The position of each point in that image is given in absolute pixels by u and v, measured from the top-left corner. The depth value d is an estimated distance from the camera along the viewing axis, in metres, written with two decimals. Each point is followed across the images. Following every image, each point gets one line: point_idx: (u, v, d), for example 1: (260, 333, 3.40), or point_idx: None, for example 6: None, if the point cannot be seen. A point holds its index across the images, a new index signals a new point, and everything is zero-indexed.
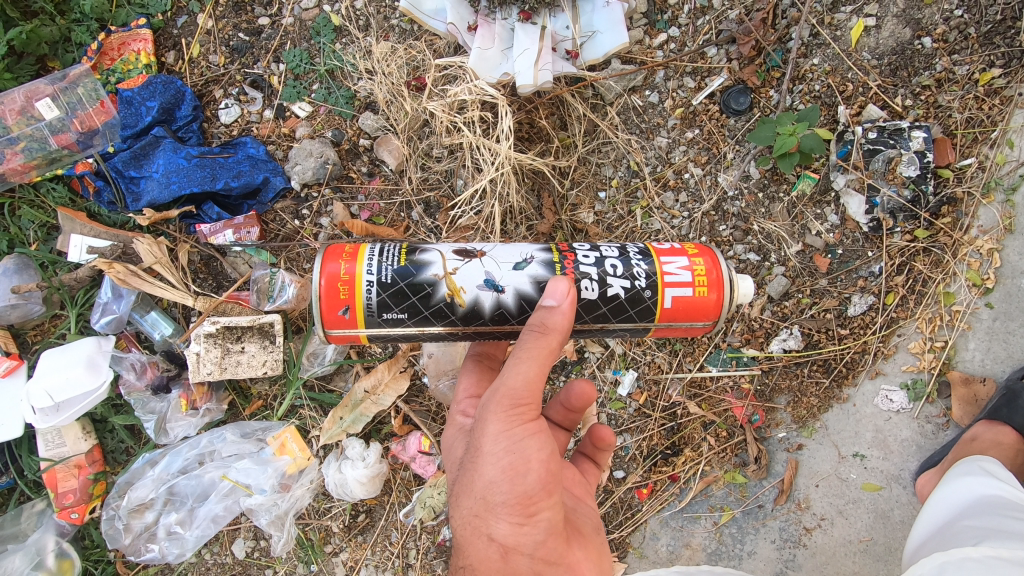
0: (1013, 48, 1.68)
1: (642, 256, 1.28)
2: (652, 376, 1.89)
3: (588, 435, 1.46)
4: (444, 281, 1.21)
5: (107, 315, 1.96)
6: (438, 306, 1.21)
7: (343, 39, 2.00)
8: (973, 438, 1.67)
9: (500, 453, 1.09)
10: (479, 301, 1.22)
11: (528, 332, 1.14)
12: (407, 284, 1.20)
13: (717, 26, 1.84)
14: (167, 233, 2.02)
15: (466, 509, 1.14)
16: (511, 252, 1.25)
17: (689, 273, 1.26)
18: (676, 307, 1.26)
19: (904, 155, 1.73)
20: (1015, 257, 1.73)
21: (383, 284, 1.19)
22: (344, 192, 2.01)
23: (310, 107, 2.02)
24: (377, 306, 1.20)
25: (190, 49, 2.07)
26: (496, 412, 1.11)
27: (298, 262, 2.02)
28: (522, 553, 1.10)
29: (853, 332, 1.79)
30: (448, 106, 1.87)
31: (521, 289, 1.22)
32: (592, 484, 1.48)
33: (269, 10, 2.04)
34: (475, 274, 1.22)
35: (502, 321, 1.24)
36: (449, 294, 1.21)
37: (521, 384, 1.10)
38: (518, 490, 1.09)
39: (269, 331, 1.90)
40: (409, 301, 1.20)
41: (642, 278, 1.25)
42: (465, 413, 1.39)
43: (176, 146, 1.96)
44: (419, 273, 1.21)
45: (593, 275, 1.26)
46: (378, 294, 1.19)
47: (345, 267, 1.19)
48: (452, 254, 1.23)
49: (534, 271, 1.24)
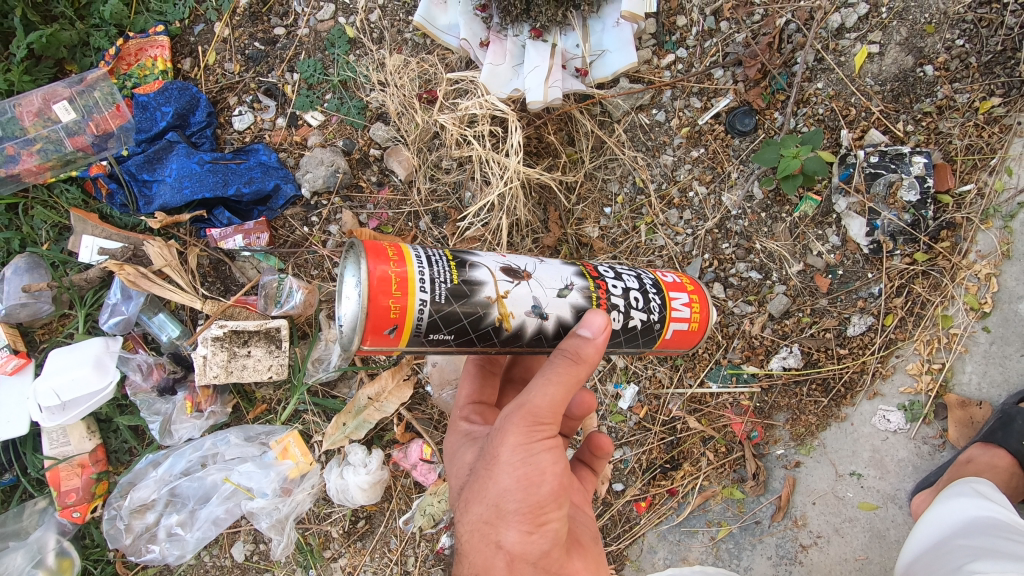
0: (1013, 77, 1.71)
1: (657, 289, 1.32)
2: (652, 391, 1.92)
3: (587, 442, 1.47)
4: (495, 305, 1.16)
5: (116, 315, 1.99)
6: (487, 329, 1.17)
7: (357, 51, 2.03)
8: (967, 459, 1.69)
9: (516, 464, 1.11)
10: (525, 327, 1.19)
11: (560, 356, 1.13)
12: (460, 305, 1.13)
13: (724, 48, 1.87)
14: (177, 237, 2.05)
15: (476, 515, 1.16)
16: (555, 277, 1.23)
17: (689, 309, 1.35)
18: (673, 339, 1.35)
19: (905, 180, 1.76)
20: (1013, 282, 1.74)
21: (436, 302, 1.12)
22: (353, 200, 2.04)
23: (322, 116, 2.05)
24: (424, 326, 1.12)
25: (206, 56, 2.11)
26: (517, 426, 1.12)
27: (305, 269, 2.04)
28: (527, 561, 1.12)
29: (852, 352, 1.82)
30: (458, 119, 1.90)
31: (564, 318, 1.22)
32: (590, 492, 1.50)
33: (285, 21, 2.08)
34: (525, 300, 1.18)
35: (539, 346, 1.23)
36: (499, 318, 1.17)
37: (547, 404, 1.11)
38: (530, 499, 1.11)
39: (276, 336, 1.93)
40: (459, 323, 1.14)
41: (657, 311, 1.31)
42: (469, 418, 1.41)
43: (189, 151, 2.00)
44: (471, 293, 1.15)
45: (620, 306, 1.27)
46: (430, 314, 1.11)
47: (396, 276, 1.08)
48: (502, 273, 1.19)
49: (574, 298, 1.23)
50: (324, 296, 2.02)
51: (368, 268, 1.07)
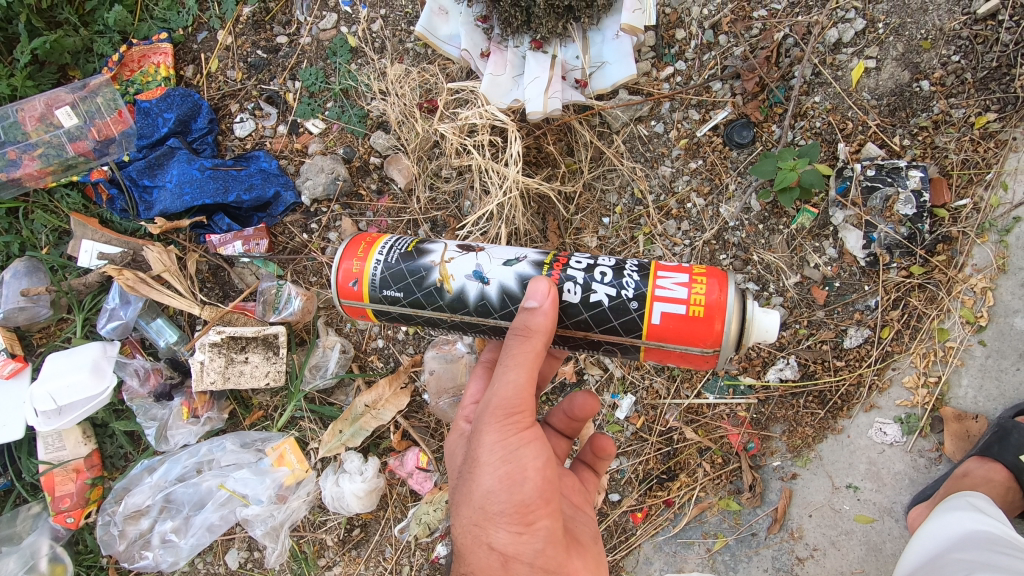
0: (1008, 93, 1.73)
1: (636, 269, 1.27)
2: (649, 401, 1.92)
3: (589, 444, 1.49)
4: (437, 267, 1.30)
5: (114, 320, 1.99)
6: (429, 289, 1.30)
7: (358, 60, 2.05)
8: (964, 473, 1.70)
9: (496, 463, 1.14)
10: (465, 290, 1.28)
11: (514, 336, 1.17)
12: (405, 266, 1.31)
13: (722, 62, 1.89)
14: (177, 242, 2.06)
15: (467, 519, 1.18)
16: (506, 251, 1.31)
17: (683, 290, 1.23)
18: (664, 323, 1.24)
19: (902, 194, 1.77)
20: (1009, 296, 1.74)
21: (386, 264, 1.32)
22: (353, 208, 2.05)
23: (323, 124, 2.06)
24: (378, 284, 1.31)
25: (209, 64, 2.12)
26: (491, 423, 1.15)
27: (304, 275, 2.05)
28: (522, 561, 1.13)
29: (849, 364, 1.82)
30: (458, 129, 1.92)
31: (506, 284, 1.27)
32: (591, 492, 1.51)
33: (288, 30, 2.10)
34: (466, 265, 1.29)
35: (485, 313, 1.29)
36: (440, 279, 1.29)
37: (511, 393, 1.14)
38: (515, 498, 1.13)
39: (274, 342, 1.93)
40: (404, 281, 1.31)
41: (630, 288, 1.25)
42: (470, 419, 1.40)
43: (190, 157, 2.00)
44: (419, 258, 1.31)
45: (579, 280, 1.28)
46: (381, 273, 1.31)
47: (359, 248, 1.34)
48: (454, 246, 1.33)
49: (522, 269, 1.28)
50: (322, 303, 2.03)
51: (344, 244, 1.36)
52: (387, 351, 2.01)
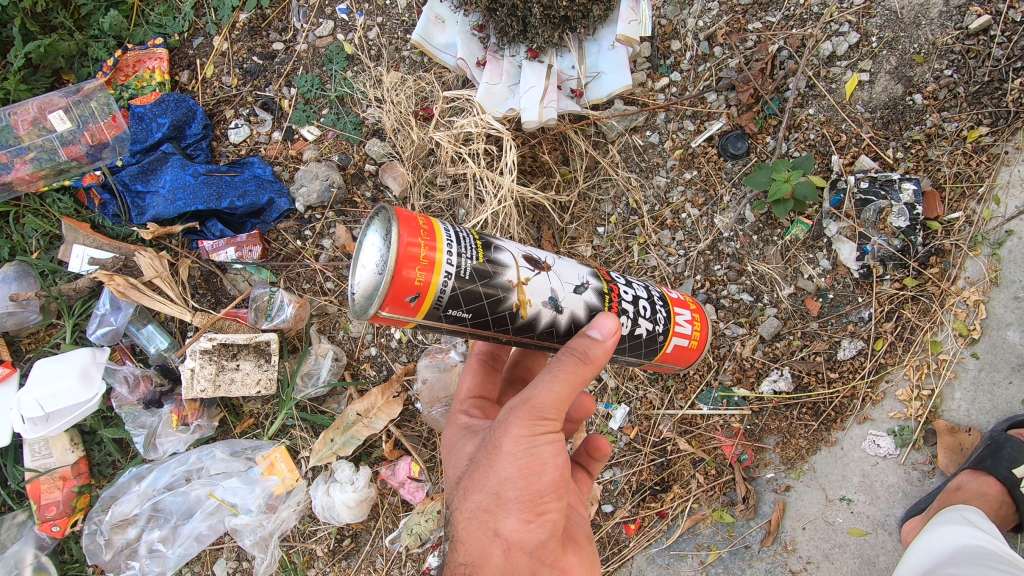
0: (1000, 108, 1.74)
1: (663, 304, 1.38)
2: (643, 412, 1.91)
3: (584, 444, 1.47)
4: (516, 290, 1.15)
5: (104, 326, 1.97)
6: (503, 313, 1.15)
7: (354, 67, 2.05)
8: (957, 486, 1.69)
9: (518, 454, 1.13)
10: (539, 317, 1.18)
11: (569, 354, 1.16)
12: (483, 284, 1.11)
13: (717, 73, 1.90)
14: (169, 248, 2.04)
15: (475, 503, 1.17)
16: (573, 274, 1.24)
17: (691, 328, 1.42)
18: (673, 353, 1.41)
19: (894, 206, 1.78)
20: (1001, 309, 1.74)
21: (460, 278, 1.09)
22: (347, 215, 2.04)
23: (318, 131, 2.06)
24: (444, 299, 1.09)
25: (204, 69, 2.12)
26: (520, 417, 1.14)
27: (297, 282, 2.03)
28: (524, 550, 1.13)
29: (842, 376, 1.81)
30: (453, 136, 1.92)
31: (576, 314, 1.22)
32: (585, 495, 1.48)
33: (284, 36, 2.10)
34: (544, 290, 1.18)
35: (548, 339, 1.22)
36: (518, 304, 1.15)
37: (552, 400, 1.13)
38: (531, 488, 1.13)
39: (265, 349, 1.91)
40: (479, 303, 1.11)
41: (661, 324, 1.36)
42: (469, 412, 1.43)
43: (184, 163, 2.00)
44: (495, 275, 1.13)
45: (630, 312, 1.30)
46: (452, 288, 1.08)
47: (425, 249, 1.05)
48: (525, 261, 1.18)
49: (589, 298, 1.25)
50: (315, 310, 2.02)
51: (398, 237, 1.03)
52: (380, 360, 2.00)
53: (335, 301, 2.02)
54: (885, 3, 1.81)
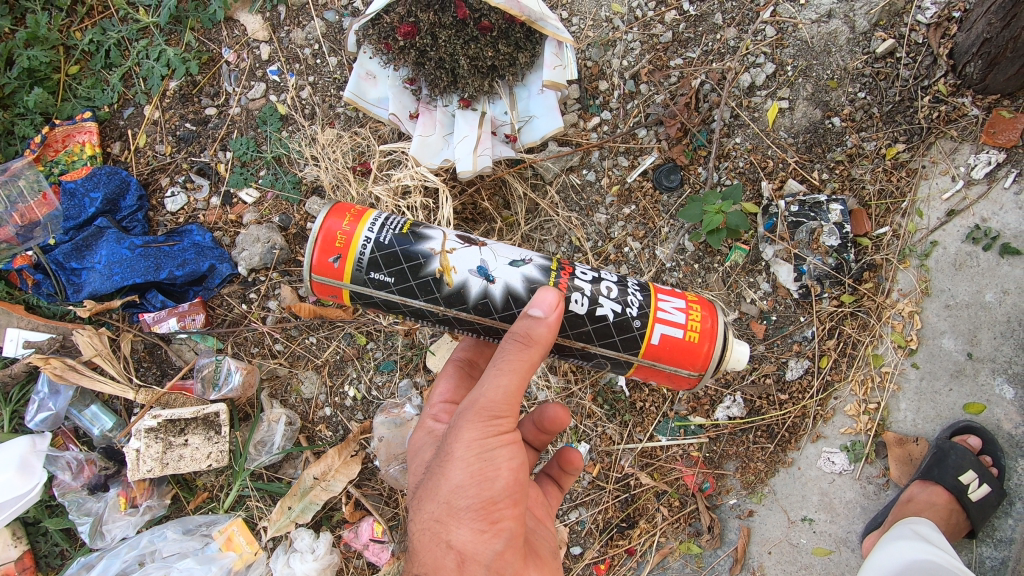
0: (912, 125, 1.84)
1: (640, 289, 1.36)
2: (604, 448, 1.91)
3: (556, 457, 1.50)
4: (438, 257, 1.30)
5: (43, 411, 1.91)
6: (427, 279, 1.30)
7: (289, 127, 2.05)
8: (908, 499, 1.74)
9: (470, 459, 1.16)
10: (467, 285, 1.30)
11: (513, 341, 1.19)
12: (402, 250, 1.29)
13: (645, 110, 1.96)
14: (110, 323, 1.99)
15: (428, 514, 1.18)
16: (511, 251, 1.34)
17: (683, 315, 1.33)
18: (664, 345, 1.33)
19: (825, 226, 1.84)
20: (935, 319, 1.80)
21: (379, 243, 1.29)
22: (292, 275, 2.01)
23: (256, 193, 2.05)
24: (367, 263, 1.28)
25: (137, 139, 2.11)
26: (471, 420, 1.17)
27: (245, 347, 2.00)
28: (479, 562, 1.13)
29: (792, 397, 1.83)
30: (392, 190, 1.94)
31: (511, 285, 1.31)
32: (554, 507, 1.50)
33: (216, 101, 2.10)
34: (470, 259, 1.31)
35: (484, 311, 1.32)
36: (441, 270, 1.30)
37: (499, 396, 1.16)
38: (483, 495, 1.15)
39: (215, 421, 1.86)
40: (400, 266, 1.29)
41: (635, 307, 1.33)
42: (437, 418, 1.45)
43: (120, 237, 1.96)
44: (417, 244, 1.30)
45: (586, 291, 1.33)
46: (372, 252, 1.28)
47: (348, 215, 1.30)
48: (454, 237, 1.34)
49: (529, 271, 1.32)
50: (264, 374, 1.99)
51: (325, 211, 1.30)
52: (336, 419, 1.97)
53: (285, 363, 1.99)
54: (796, 34, 1.89)
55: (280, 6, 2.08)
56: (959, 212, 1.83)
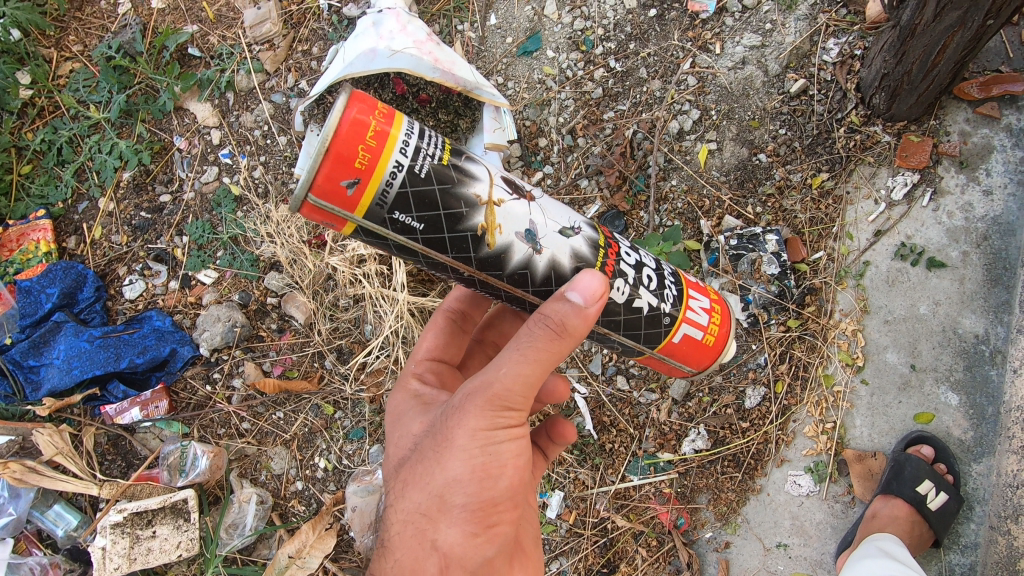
0: (833, 154, 1.97)
1: (674, 284, 1.39)
2: (578, 494, 1.93)
3: (546, 427, 1.49)
4: (484, 211, 1.14)
5: (3, 517, 1.85)
6: (464, 235, 1.13)
7: (243, 208, 2.10)
8: (872, 514, 1.79)
9: (474, 453, 1.10)
10: (510, 250, 1.17)
11: (545, 328, 1.08)
12: (441, 193, 1.09)
13: (584, 161, 2.07)
14: (71, 418, 1.98)
15: (416, 503, 1.15)
16: (559, 215, 1.23)
17: (705, 318, 1.43)
18: (681, 343, 1.41)
19: (763, 256, 1.94)
20: (877, 335, 1.89)
21: (413, 174, 1.06)
22: (255, 350, 2.03)
23: (215, 274, 2.08)
24: (393, 199, 1.06)
25: (92, 232, 2.14)
26: (479, 409, 1.10)
27: (212, 429, 2.00)
28: (463, 566, 1.13)
29: (753, 425, 1.88)
30: (348, 260, 1.98)
31: (555, 258, 1.21)
32: (537, 475, 1.52)
33: (170, 188, 2.15)
34: (519, 221, 1.17)
35: (519, 282, 1.21)
36: (485, 227, 1.14)
37: (515, 387, 1.08)
38: (483, 494, 1.12)
39: (183, 508, 1.87)
40: (434, 212, 1.10)
41: (667, 304, 1.37)
42: (423, 376, 1.42)
43: (78, 330, 1.98)
44: (459, 187, 1.11)
45: (629, 280, 1.31)
46: (401, 186, 1.06)
47: (379, 116, 1.04)
48: (502, 184, 1.17)
49: (576, 245, 1.24)
50: (233, 455, 1.98)
51: (345, 109, 1.01)
52: (308, 492, 1.96)
53: (253, 441, 1.99)
54: (715, 81, 2.03)
55: (228, 93, 2.17)
56: (886, 232, 1.94)
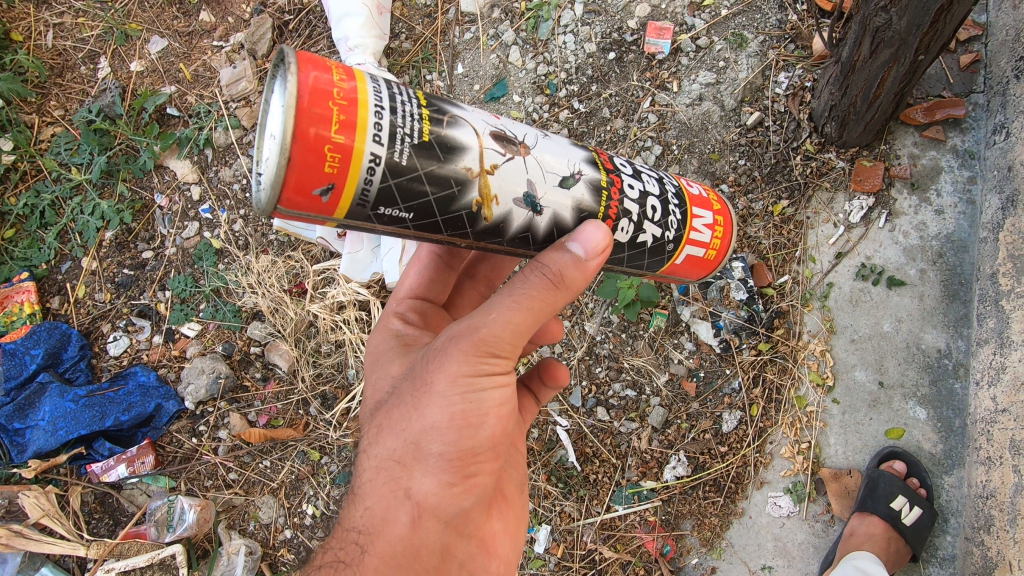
0: (791, 182, 2.05)
1: (678, 205, 1.23)
2: (565, 527, 1.98)
3: (540, 367, 1.46)
4: (478, 183, 0.98)
5: None
6: (459, 214, 0.99)
7: (225, 260, 2.15)
8: (850, 533, 1.84)
9: (454, 399, 1.06)
10: (509, 219, 1.03)
11: (541, 278, 1.04)
12: (428, 175, 0.94)
13: None
14: (57, 479, 2.00)
15: (391, 449, 1.12)
16: (559, 164, 1.06)
17: (709, 234, 1.30)
18: (685, 262, 1.31)
19: (731, 283, 2.01)
20: (844, 354, 1.95)
21: (394, 164, 0.91)
22: (240, 401, 2.06)
23: (198, 326, 2.11)
24: (375, 196, 0.92)
25: (76, 291, 2.18)
26: (464, 353, 1.05)
27: (199, 481, 2.02)
28: (436, 514, 1.11)
29: (731, 448, 1.93)
30: (328, 307, 2.04)
31: (558, 216, 1.07)
32: (529, 419, 1.49)
33: (152, 244, 2.20)
34: (517, 185, 1.01)
35: (521, 245, 1.08)
36: (480, 200, 0.99)
37: (504, 334, 1.04)
38: (462, 444, 1.08)
39: (172, 563, 1.86)
40: (423, 199, 0.95)
41: (672, 230, 1.22)
42: (405, 315, 1.37)
43: (63, 389, 2.00)
44: (447, 162, 0.95)
45: (632, 215, 1.15)
46: (383, 182, 0.91)
47: (341, 85, 0.88)
48: (493, 144, 0.99)
49: (579, 195, 1.08)
50: (221, 506, 1.99)
51: (297, 95, 0.84)
52: (297, 540, 1.96)
53: (240, 492, 2.00)
54: (675, 118, 2.13)
55: (206, 150, 2.23)
56: (846, 254, 2.01)
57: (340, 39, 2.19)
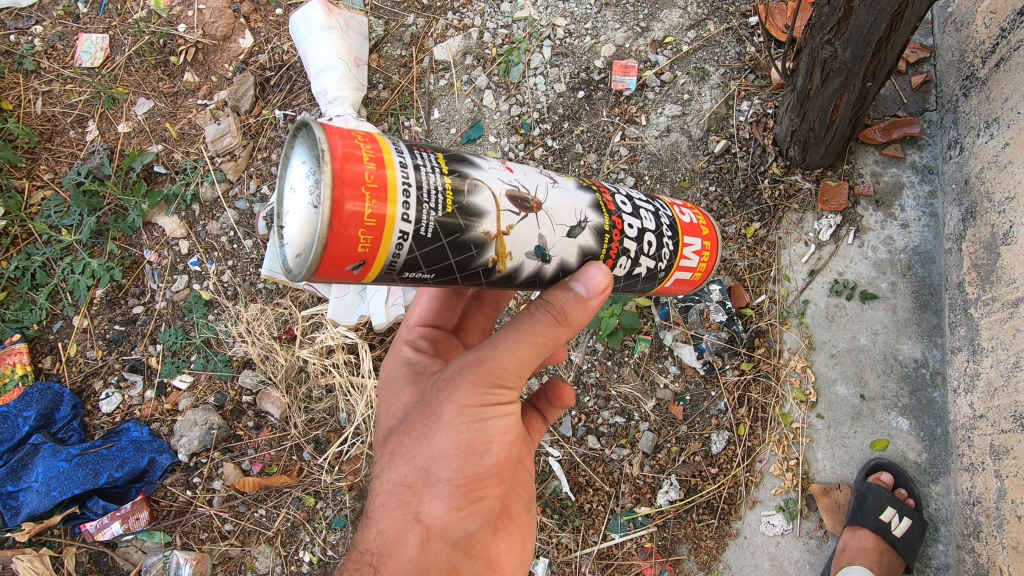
0: (761, 205, 2.12)
1: (671, 236, 1.26)
2: (562, 558, 1.99)
3: (547, 390, 1.47)
4: (494, 243, 1.01)
5: None
6: (476, 270, 1.03)
7: (214, 311, 2.18)
8: (843, 548, 1.88)
9: (461, 428, 1.08)
10: (521, 270, 1.06)
11: (546, 315, 1.08)
12: (450, 241, 0.97)
13: None
14: (51, 540, 1.98)
15: (401, 476, 1.13)
16: (568, 215, 1.09)
17: (697, 259, 1.33)
18: (674, 285, 1.34)
19: (710, 305, 2.05)
20: (825, 369, 1.99)
21: (420, 237, 0.95)
22: (233, 450, 2.07)
23: (190, 377, 2.14)
24: (403, 264, 0.96)
25: (67, 349, 2.21)
26: (471, 384, 1.07)
27: (194, 534, 2.01)
28: (444, 538, 1.12)
29: (722, 469, 1.95)
30: (318, 351, 2.08)
31: (566, 263, 1.10)
32: (536, 436, 1.52)
33: (142, 299, 2.24)
34: (529, 240, 1.04)
35: (531, 288, 1.12)
36: (496, 258, 1.03)
37: (510, 366, 1.07)
38: (468, 471, 1.10)
39: None
40: (444, 262, 0.99)
41: (665, 261, 1.25)
42: (416, 342, 1.40)
43: (55, 449, 2.00)
44: (466, 228, 0.98)
45: (632, 252, 1.18)
46: (411, 251, 0.95)
47: (371, 158, 0.91)
48: (508, 204, 1.02)
49: (585, 241, 1.11)
50: (217, 558, 1.99)
51: (336, 171, 0.88)
52: None
53: (236, 542, 2.00)
54: (646, 150, 2.21)
55: (193, 205, 2.29)
56: (819, 271, 2.06)
57: (319, 93, 2.27)
